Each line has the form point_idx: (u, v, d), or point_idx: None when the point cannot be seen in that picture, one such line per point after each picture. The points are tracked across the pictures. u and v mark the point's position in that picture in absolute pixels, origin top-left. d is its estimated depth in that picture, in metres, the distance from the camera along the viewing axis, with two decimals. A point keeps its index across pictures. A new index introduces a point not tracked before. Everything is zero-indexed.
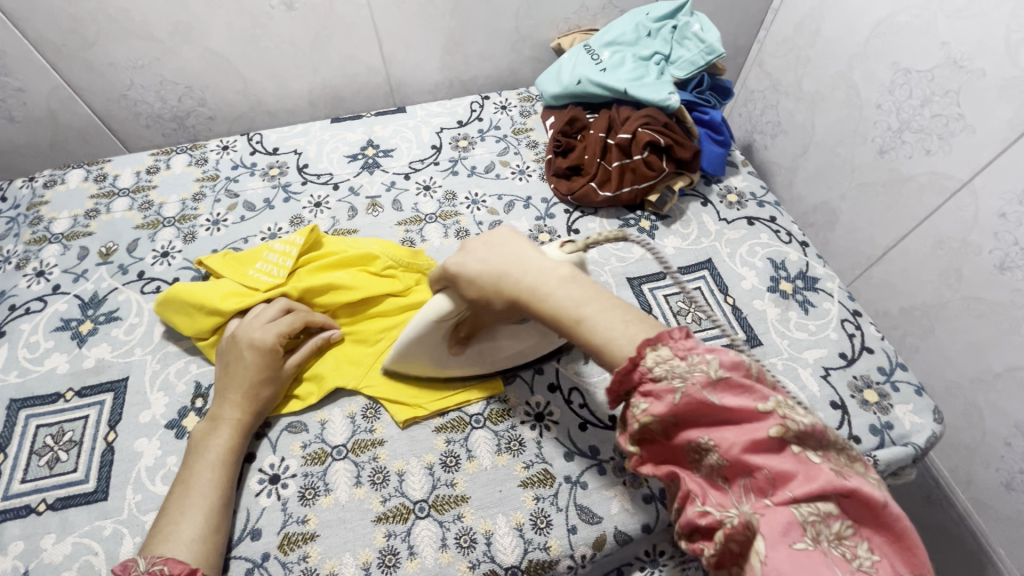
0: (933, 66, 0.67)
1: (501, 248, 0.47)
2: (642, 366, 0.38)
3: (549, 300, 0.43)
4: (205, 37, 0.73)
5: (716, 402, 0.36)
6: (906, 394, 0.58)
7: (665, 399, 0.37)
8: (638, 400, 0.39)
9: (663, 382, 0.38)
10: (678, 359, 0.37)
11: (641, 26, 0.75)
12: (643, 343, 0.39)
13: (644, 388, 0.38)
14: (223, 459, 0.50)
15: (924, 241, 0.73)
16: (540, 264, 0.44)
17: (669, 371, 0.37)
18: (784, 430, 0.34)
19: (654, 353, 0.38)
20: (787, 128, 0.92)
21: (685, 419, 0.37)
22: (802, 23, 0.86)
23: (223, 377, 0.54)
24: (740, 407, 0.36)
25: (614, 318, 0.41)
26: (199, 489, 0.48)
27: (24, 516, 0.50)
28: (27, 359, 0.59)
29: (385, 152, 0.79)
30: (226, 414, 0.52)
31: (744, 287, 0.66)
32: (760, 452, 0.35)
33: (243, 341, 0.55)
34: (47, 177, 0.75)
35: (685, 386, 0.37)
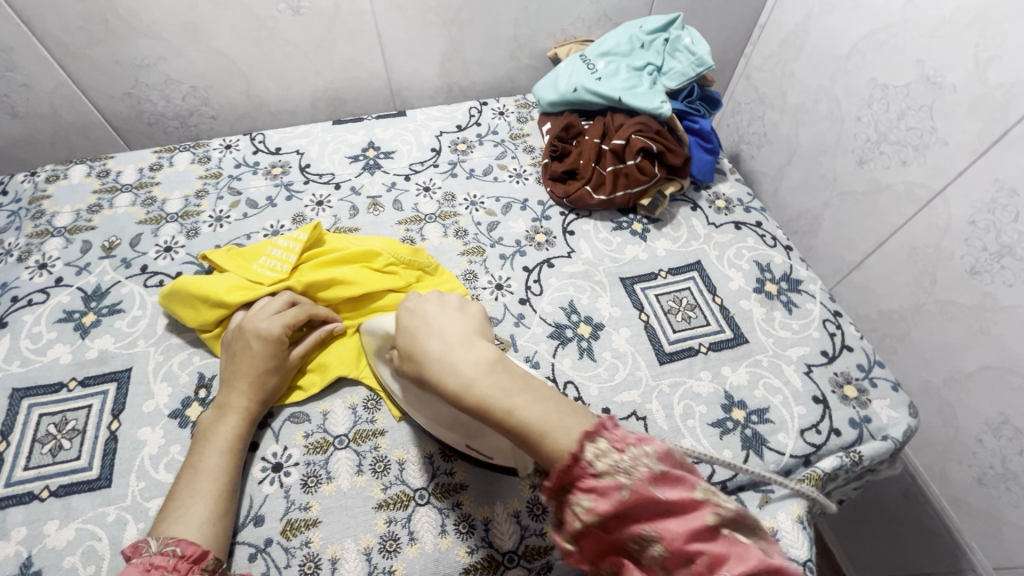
0: (909, 82, 0.71)
1: (446, 324, 0.45)
2: (582, 459, 0.35)
3: (459, 381, 0.40)
4: (212, 39, 0.75)
5: (655, 494, 0.33)
6: (883, 390, 0.61)
7: (610, 495, 0.34)
8: (577, 496, 0.35)
9: (606, 477, 0.34)
10: (618, 452, 0.35)
11: (634, 38, 0.78)
12: (584, 435, 0.36)
13: (585, 484, 0.35)
14: (230, 446, 0.51)
15: (901, 247, 0.76)
16: (471, 346, 0.42)
17: (612, 465, 0.34)
18: (721, 518, 0.33)
19: (592, 447, 0.35)
20: (773, 139, 0.96)
21: (627, 515, 0.34)
22: (787, 39, 0.90)
23: (230, 367, 0.55)
24: (679, 497, 0.33)
25: (540, 405, 0.38)
26: (207, 474, 0.49)
27: (27, 503, 0.51)
28: (30, 349, 0.60)
29: (385, 154, 0.81)
30: (233, 403, 0.53)
31: (732, 288, 0.69)
32: (705, 541, 0.32)
33: (249, 331, 0.56)
34: (50, 173, 0.76)
35: (630, 481, 0.34)
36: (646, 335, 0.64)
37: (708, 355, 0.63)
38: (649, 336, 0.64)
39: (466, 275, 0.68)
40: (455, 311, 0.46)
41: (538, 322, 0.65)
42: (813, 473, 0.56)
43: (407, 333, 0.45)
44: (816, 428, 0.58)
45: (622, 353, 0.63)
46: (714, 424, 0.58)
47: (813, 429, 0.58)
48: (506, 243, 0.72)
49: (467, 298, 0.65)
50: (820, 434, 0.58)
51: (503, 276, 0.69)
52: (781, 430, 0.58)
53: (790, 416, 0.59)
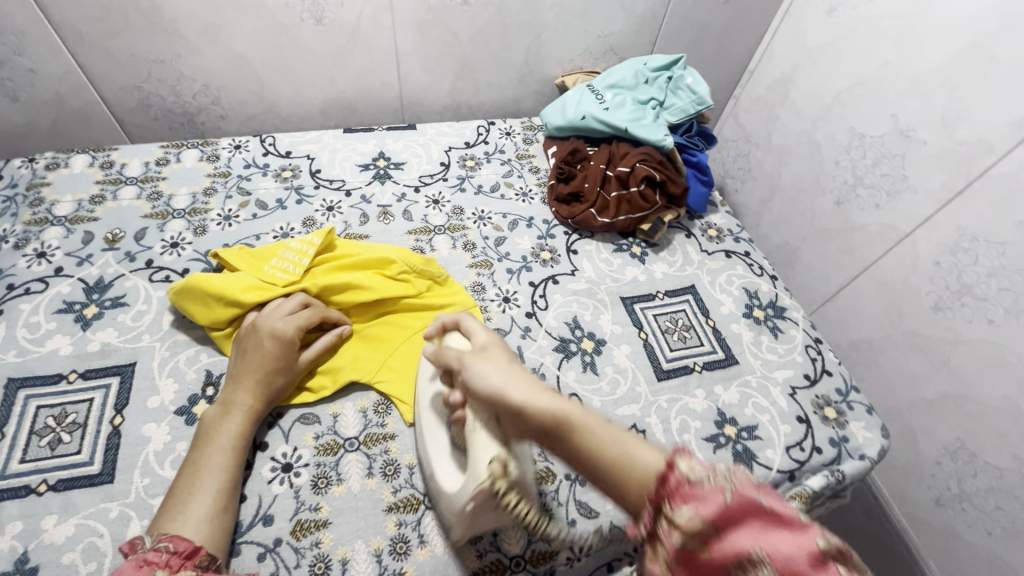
0: (884, 133, 0.78)
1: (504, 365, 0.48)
2: (676, 470, 0.35)
3: (550, 413, 0.43)
4: (231, 41, 0.76)
5: (763, 503, 0.32)
6: (859, 413, 0.66)
7: (712, 500, 0.33)
8: (676, 510, 0.34)
9: (705, 484, 0.34)
10: (714, 467, 0.35)
11: (639, 74, 0.84)
12: (676, 449, 0.36)
13: (681, 492, 0.34)
14: (234, 444, 0.51)
15: (873, 282, 0.83)
16: (528, 386, 0.46)
17: (706, 473, 0.34)
18: (830, 544, 0.30)
19: (684, 460, 0.36)
20: (757, 175, 1.03)
21: (731, 527, 0.32)
22: (773, 85, 0.97)
23: (237, 365, 0.55)
24: (783, 512, 0.32)
25: (614, 432, 0.43)
26: (210, 471, 0.48)
27: (23, 497, 0.49)
28: (27, 340, 0.58)
29: (395, 164, 0.83)
30: (240, 400, 0.53)
31: (723, 312, 0.74)
32: (819, 566, 0.29)
33: (263, 330, 0.56)
34: (50, 160, 0.75)
35: (732, 486, 0.33)
36: (645, 352, 0.68)
37: (702, 374, 0.67)
38: (648, 354, 0.67)
39: (475, 287, 0.71)
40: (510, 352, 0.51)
41: (544, 335, 0.67)
42: (801, 490, 0.60)
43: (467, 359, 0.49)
44: (800, 445, 0.62)
45: (623, 368, 0.66)
46: (708, 439, 0.61)
47: (798, 446, 0.62)
48: (513, 258, 0.74)
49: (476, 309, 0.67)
50: (804, 451, 0.62)
51: (510, 290, 0.71)
52: (768, 447, 0.62)
53: (776, 434, 0.63)
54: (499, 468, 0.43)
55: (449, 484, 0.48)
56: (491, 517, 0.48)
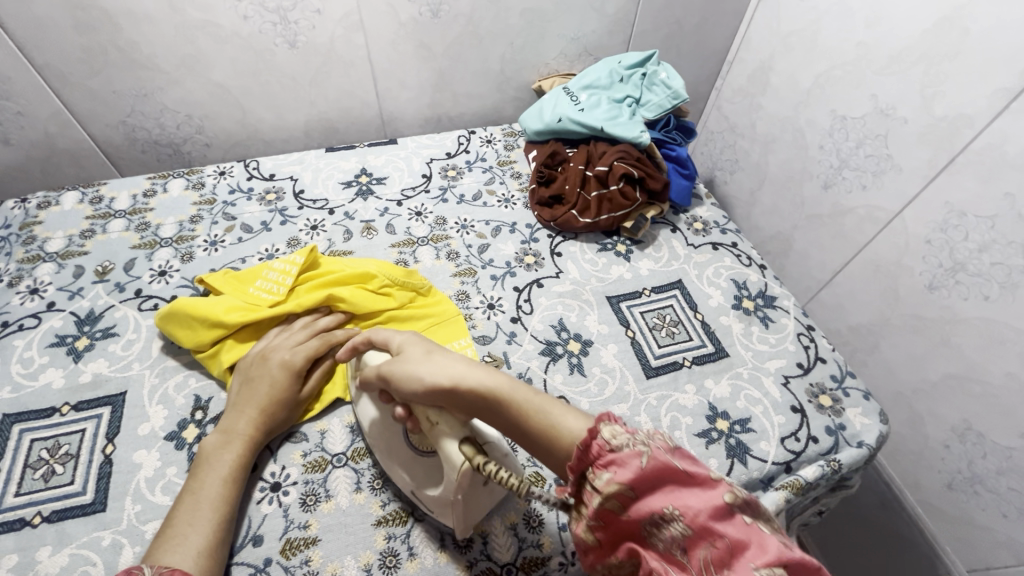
0: (865, 114, 0.77)
1: (434, 360, 0.48)
2: (600, 437, 0.40)
3: (485, 386, 0.46)
4: (209, 71, 0.77)
5: (677, 464, 0.37)
6: (855, 399, 0.65)
7: (631, 464, 0.37)
8: (599, 472, 0.39)
9: (624, 450, 0.38)
10: (633, 432, 0.40)
11: (614, 72, 0.84)
12: (600, 417, 0.41)
13: (604, 458, 0.39)
14: (233, 474, 0.51)
15: (867, 265, 0.82)
16: (455, 368, 0.47)
17: (628, 440, 0.39)
18: (736, 497, 0.36)
19: (609, 428, 0.40)
20: (744, 166, 1.02)
21: (648, 489, 0.37)
22: (753, 74, 0.97)
23: (240, 392, 0.56)
24: (695, 473, 0.37)
25: (542, 400, 0.46)
26: (208, 500, 0.48)
27: (18, 529, 0.50)
28: (21, 374, 0.60)
29: (378, 180, 0.84)
30: (240, 427, 0.53)
31: (712, 305, 0.73)
32: (723, 517, 0.35)
33: (272, 359, 0.57)
34: (41, 199, 0.77)
35: (649, 450, 0.38)
36: (632, 351, 0.67)
37: (691, 369, 0.66)
38: (636, 353, 0.67)
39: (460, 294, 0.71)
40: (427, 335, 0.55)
41: (530, 340, 0.67)
42: (794, 480, 0.58)
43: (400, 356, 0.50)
44: (795, 436, 0.61)
45: (611, 368, 0.65)
46: (700, 435, 0.60)
47: (792, 437, 0.61)
48: (496, 264, 0.74)
49: (460, 318, 0.67)
50: (799, 442, 0.60)
51: (495, 296, 0.71)
52: (762, 439, 0.60)
53: (770, 425, 0.62)
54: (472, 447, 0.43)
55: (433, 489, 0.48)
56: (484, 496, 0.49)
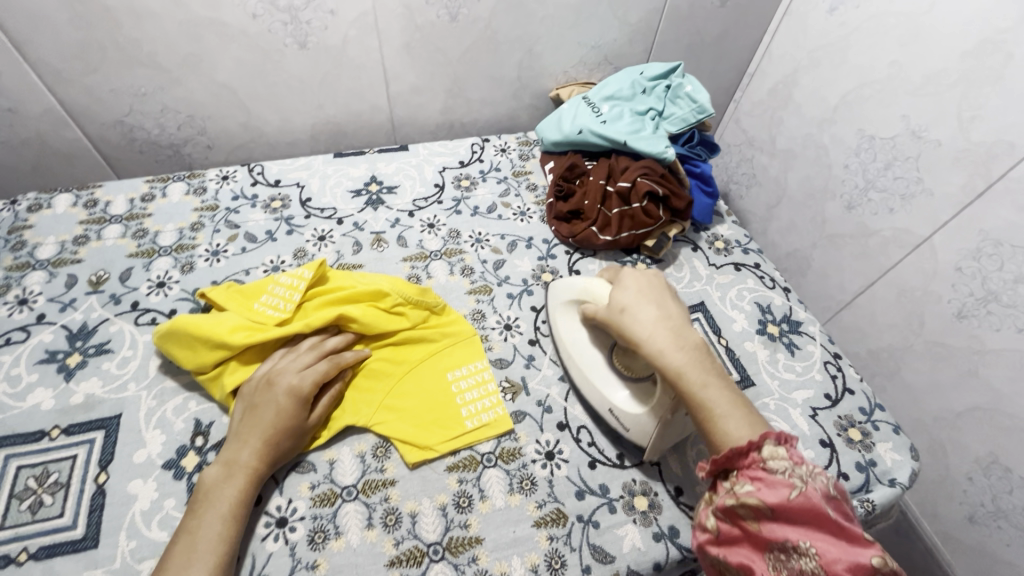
0: (895, 135, 0.75)
1: (648, 318, 0.54)
2: (758, 452, 0.43)
3: (666, 359, 0.50)
4: (213, 70, 0.73)
5: (828, 511, 0.39)
6: (885, 433, 0.62)
7: (779, 490, 0.40)
8: (743, 482, 0.42)
9: (778, 475, 0.41)
10: (796, 462, 0.42)
11: (636, 83, 0.80)
12: (767, 434, 0.43)
13: (754, 472, 0.42)
14: (233, 511, 0.47)
15: (890, 289, 0.80)
16: (657, 334, 0.52)
17: (786, 468, 0.41)
18: (886, 564, 0.37)
19: (772, 448, 0.43)
20: (762, 181, 1.00)
21: (788, 517, 0.40)
22: (775, 88, 0.94)
23: (244, 420, 0.52)
24: (846, 527, 0.38)
25: (723, 401, 0.47)
26: (207, 541, 0.45)
27: (3, 567, 0.46)
28: (7, 394, 0.56)
29: (388, 188, 0.80)
30: (244, 459, 0.49)
31: (736, 329, 0.70)
32: (863, 575, 0.36)
33: (279, 385, 0.53)
34: (32, 201, 0.72)
35: (803, 486, 0.40)
36: None
37: None
38: None
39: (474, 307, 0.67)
40: (661, 281, 0.59)
41: (549, 364, 0.64)
42: None
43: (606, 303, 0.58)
44: (825, 472, 0.59)
45: None
46: None
47: None
48: (513, 282, 0.71)
49: (475, 339, 0.64)
50: None
51: (511, 316, 0.68)
52: None
53: None
54: None
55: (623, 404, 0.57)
56: (677, 431, 0.55)
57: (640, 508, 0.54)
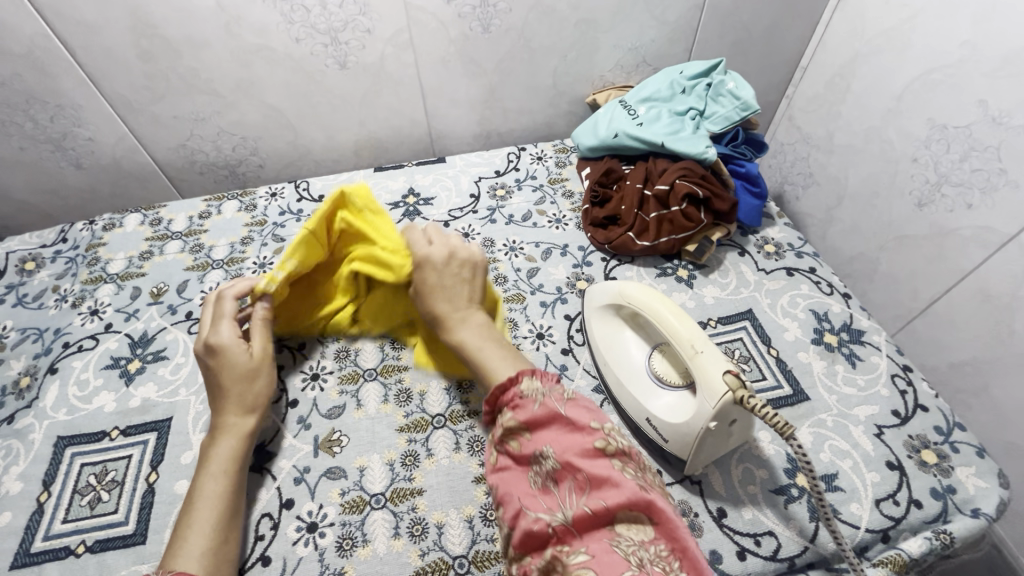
0: (971, 122, 0.67)
1: (447, 282, 0.56)
2: (515, 386, 0.45)
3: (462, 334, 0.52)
4: (263, 93, 0.78)
5: (564, 415, 0.43)
6: (967, 456, 0.55)
7: (527, 409, 0.43)
8: (504, 412, 0.45)
9: (529, 397, 0.44)
10: (545, 387, 0.45)
11: (675, 83, 0.78)
12: (523, 371, 0.46)
13: (513, 402, 0.45)
14: (227, 467, 0.49)
15: (971, 295, 0.71)
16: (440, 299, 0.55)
17: (535, 392, 0.44)
18: (609, 445, 0.41)
19: (525, 380, 0.46)
20: (820, 180, 0.93)
21: (537, 429, 0.43)
22: (832, 80, 0.88)
23: (213, 390, 0.54)
24: (578, 421, 0.42)
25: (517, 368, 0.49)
26: (207, 497, 0.47)
27: (64, 558, 0.50)
28: (76, 397, 0.61)
29: (425, 200, 0.81)
30: (228, 422, 0.52)
31: (788, 339, 0.65)
32: (592, 459, 0.40)
33: (220, 345, 0.54)
34: (106, 221, 0.79)
35: (544, 401, 0.44)
36: None
37: None
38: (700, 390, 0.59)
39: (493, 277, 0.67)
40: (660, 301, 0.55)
41: (582, 374, 0.62)
42: (895, 555, 0.50)
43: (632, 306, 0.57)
44: (894, 498, 0.52)
45: None
46: (778, 491, 0.53)
47: (890, 500, 0.52)
48: (547, 290, 0.70)
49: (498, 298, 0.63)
50: (899, 506, 0.52)
51: (544, 325, 0.66)
52: (853, 500, 0.52)
53: (862, 484, 0.53)
54: (735, 378, 0.47)
55: (659, 413, 0.53)
56: (722, 443, 0.51)
57: None
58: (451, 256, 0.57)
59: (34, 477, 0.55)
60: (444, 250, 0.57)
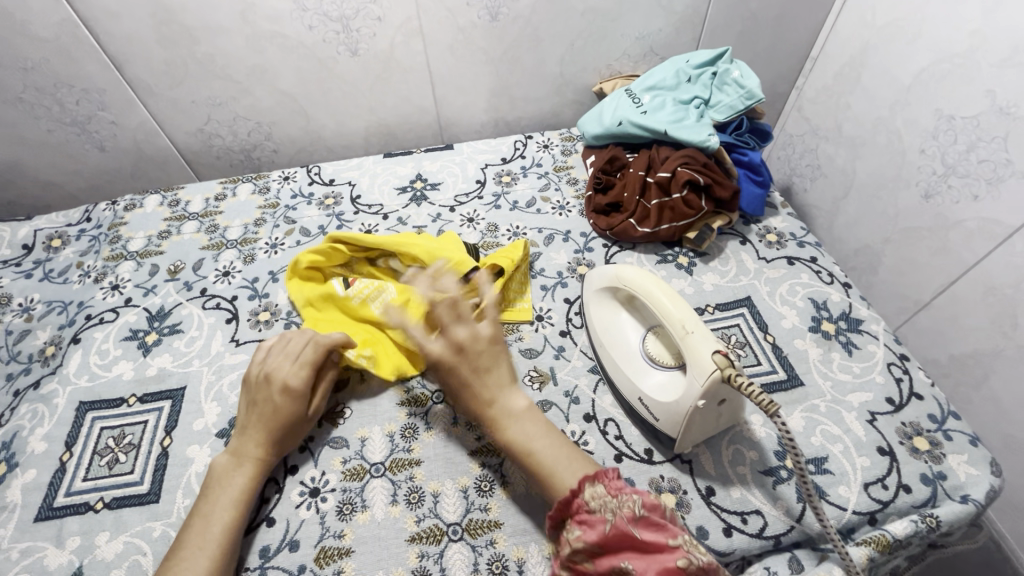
0: (979, 113, 0.67)
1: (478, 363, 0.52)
2: (581, 497, 0.43)
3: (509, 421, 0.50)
4: (277, 79, 0.80)
5: (636, 532, 0.40)
6: (959, 444, 0.55)
7: (596, 527, 0.41)
8: (572, 528, 0.42)
9: (597, 513, 0.42)
10: (612, 495, 0.42)
11: (681, 72, 0.78)
12: (586, 477, 0.44)
13: (580, 516, 0.42)
14: (240, 497, 0.50)
15: (975, 288, 0.71)
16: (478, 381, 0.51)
17: (603, 505, 0.42)
18: (690, 563, 0.37)
19: (591, 489, 0.43)
20: (827, 172, 0.92)
21: (611, 548, 0.40)
22: (841, 71, 0.87)
23: (246, 414, 0.54)
24: (653, 539, 0.39)
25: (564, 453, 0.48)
26: (215, 524, 0.48)
27: (83, 513, 0.53)
28: (97, 365, 0.64)
29: (432, 185, 0.83)
30: (248, 451, 0.52)
31: (785, 326, 0.65)
32: None
33: (276, 381, 0.54)
34: (128, 201, 0.83)
35: (614, 517, 0.41)
36: None
37: None
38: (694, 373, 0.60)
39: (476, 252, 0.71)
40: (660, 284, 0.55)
41: (579, 356, 0.63)
42: (880, 535, 0.50)
43: (631, 288, 0.57)
44: (883, 482, 0.53)
45: None
46: (766, 472, 0.54)
47: (879, 484, 0.53)
48: (547, 274, 0.71)
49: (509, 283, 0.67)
50: (887, 489, 0.53)
51: (544, 308, 0.68)
52: (841, 483, 0.53)
53: (851, 468, 0.54)
54: (724, 358, 0.48)
55: (649, 393, 0.54)
56: (711, 422, 0.52)
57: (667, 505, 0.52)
58: (471, 327, 0.53)
59: (57, 438, 0.58)
60: (467, 319, 0.54)
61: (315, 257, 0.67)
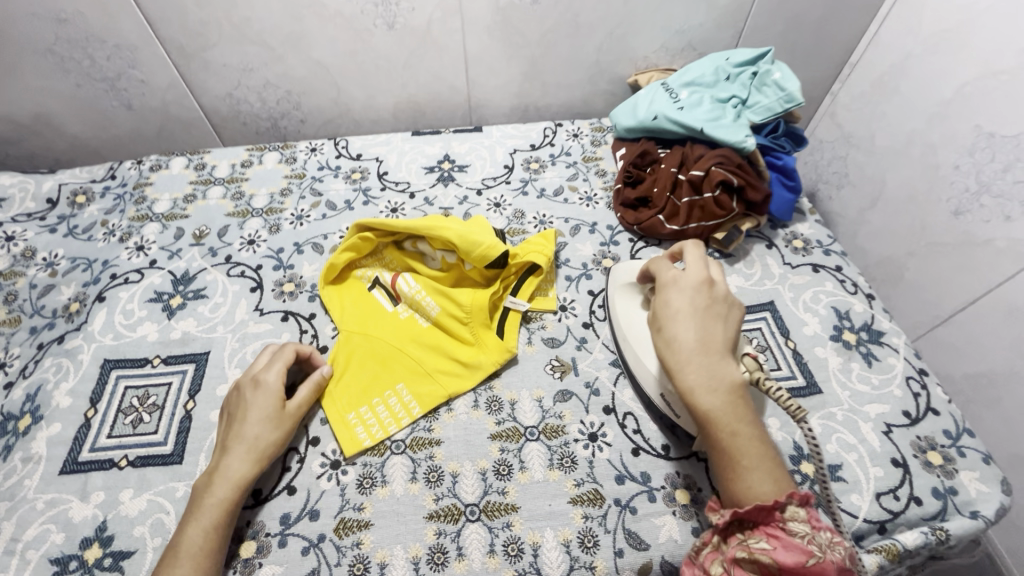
0: (1019, 132, 0.66)
1: (696, 328, 0.52)
2: (782, 513, 0.43)
3: (717, 394, 0.48)
4: (311, 48, 0.79)
5: None
6: (973, 461, 0.56)
7: (793, 552, 0.41)
8: (759, 537, 0.43)
9: (797, 538, 0.42)
10: (817, 530, 0.43)
11: (720, 70, 0.77)
12: (793, 493, 0.44)
13: (775, 532, 0.43)
14: (217, 518, 0.48)
15: (997, 308, 0.71)
16: (682, 338, 0.51)
17: (807, 534, 0.42)
18: None
19: (795, 510, 0.43)
20: (855, 181, 0.92)
21: None
22: (880, 78, 0.86)
23: (224, 431, 0.53)
24: None
25: (759, 446, 0.46)
26: (189, 551, 0.45)
27: (106, 469, 0.54)
28: (122, 324, 0.64)
29: (460, 167, 0.83)
30: (228, 468, 0.50)
31: (806, 333, 0.66)
32: None
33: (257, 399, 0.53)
34: (153, 162, 0.82)
35: (819, 553, 0.41)
36: None
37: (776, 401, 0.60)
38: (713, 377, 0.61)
39: (501, 235, 0.70)
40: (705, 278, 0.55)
41: (601, 348, 0.64)
42: (890, 544, 0.52)
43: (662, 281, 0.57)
44: (894, 493, 0.54)
45: None
46: None
47: (891, 494, 0.54)
48: (572, 264, 0.71)
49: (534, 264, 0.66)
50: (898, 501, 0.53)
51: (568, 298, 0.68)
52: (854, 491, 0.54)
53: (865, 477, 0.55)
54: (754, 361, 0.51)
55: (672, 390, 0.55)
56: None
57: (681, 501, 0.53)
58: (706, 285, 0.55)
59: (81, 394, 0.59)
60: (700, 275, 0.55)
61: (349, 254, 0.68)
